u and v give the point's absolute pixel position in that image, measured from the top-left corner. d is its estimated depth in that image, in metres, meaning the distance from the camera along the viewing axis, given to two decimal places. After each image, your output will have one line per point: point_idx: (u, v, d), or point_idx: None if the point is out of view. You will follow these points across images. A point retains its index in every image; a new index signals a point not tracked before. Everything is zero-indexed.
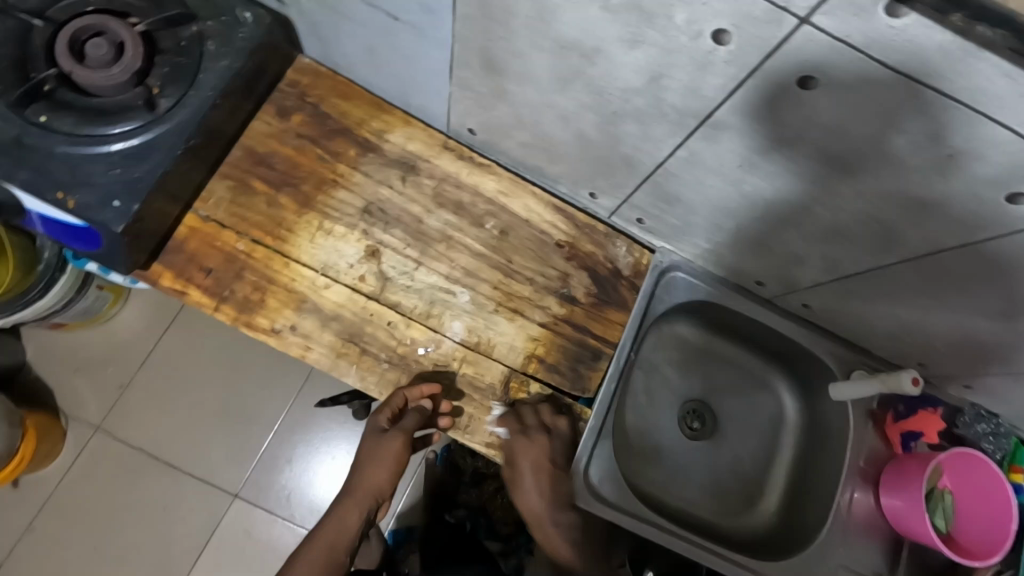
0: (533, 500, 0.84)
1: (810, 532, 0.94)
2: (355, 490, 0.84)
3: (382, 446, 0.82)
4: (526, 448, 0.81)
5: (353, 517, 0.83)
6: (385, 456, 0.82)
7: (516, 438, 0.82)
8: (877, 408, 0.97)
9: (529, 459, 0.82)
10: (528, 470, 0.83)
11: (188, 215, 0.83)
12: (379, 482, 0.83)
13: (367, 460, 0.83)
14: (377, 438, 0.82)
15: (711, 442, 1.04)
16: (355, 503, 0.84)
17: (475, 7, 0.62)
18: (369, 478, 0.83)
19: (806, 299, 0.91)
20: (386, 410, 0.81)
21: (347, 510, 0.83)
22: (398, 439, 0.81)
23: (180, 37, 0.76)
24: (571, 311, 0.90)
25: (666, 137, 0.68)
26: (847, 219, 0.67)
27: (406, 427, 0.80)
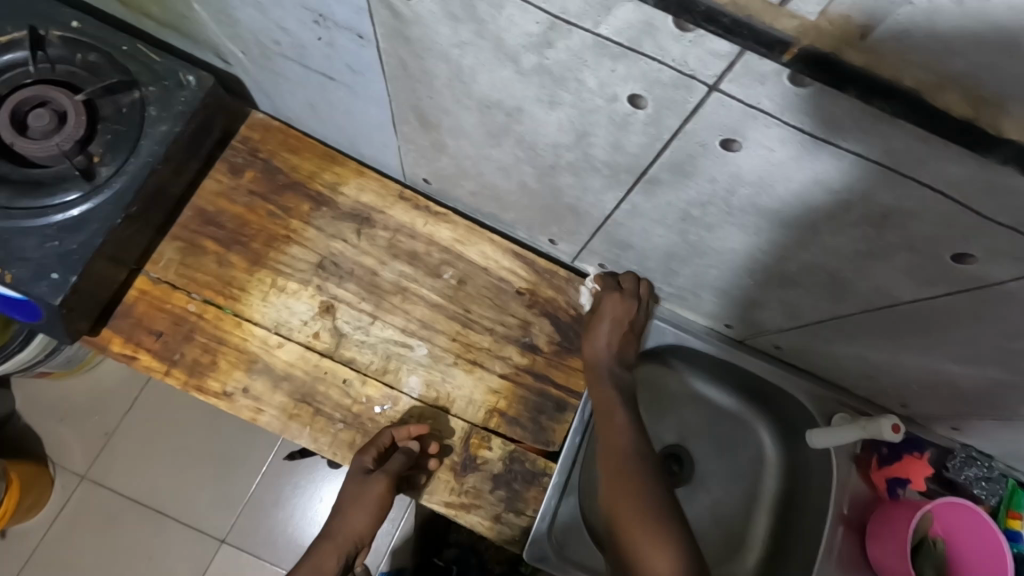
0: (601, 345, 0.84)
1: None
2: (337, 535, 0.79)
3: (363, 487, 0.77)
4: (617, 298, 0.86)
5: (331, 563, 0.77)
6: (368, 497, 0.77)
7: (604, 292, 0.87)
8: (860, 451, 0.92)
9: (610, 310, 0.86)
10: (607, 321, 0.85)
11: (136, 278, 0.82)
12: (359, 527, 0.79)
13: (351, 500, 0.78)
14: (361, 478, 0.77)
15: (690, 488, 1.00)
16: (334, 548, 0.78)
17: (399, 67, 0.61)
18: (350, 524, 0.79)
19: (776, 340, 0.87)
20: (371, 449, 0.78)
21: (324, 557, 0.77)
22: (383, 480, 0.77)
23: (122, 103, 0.75)
24: (532, 361, 0.88)
25: (607, 190, 0.66)
26: (796, 268, 0.64)
27: (390, 468, 0.77)
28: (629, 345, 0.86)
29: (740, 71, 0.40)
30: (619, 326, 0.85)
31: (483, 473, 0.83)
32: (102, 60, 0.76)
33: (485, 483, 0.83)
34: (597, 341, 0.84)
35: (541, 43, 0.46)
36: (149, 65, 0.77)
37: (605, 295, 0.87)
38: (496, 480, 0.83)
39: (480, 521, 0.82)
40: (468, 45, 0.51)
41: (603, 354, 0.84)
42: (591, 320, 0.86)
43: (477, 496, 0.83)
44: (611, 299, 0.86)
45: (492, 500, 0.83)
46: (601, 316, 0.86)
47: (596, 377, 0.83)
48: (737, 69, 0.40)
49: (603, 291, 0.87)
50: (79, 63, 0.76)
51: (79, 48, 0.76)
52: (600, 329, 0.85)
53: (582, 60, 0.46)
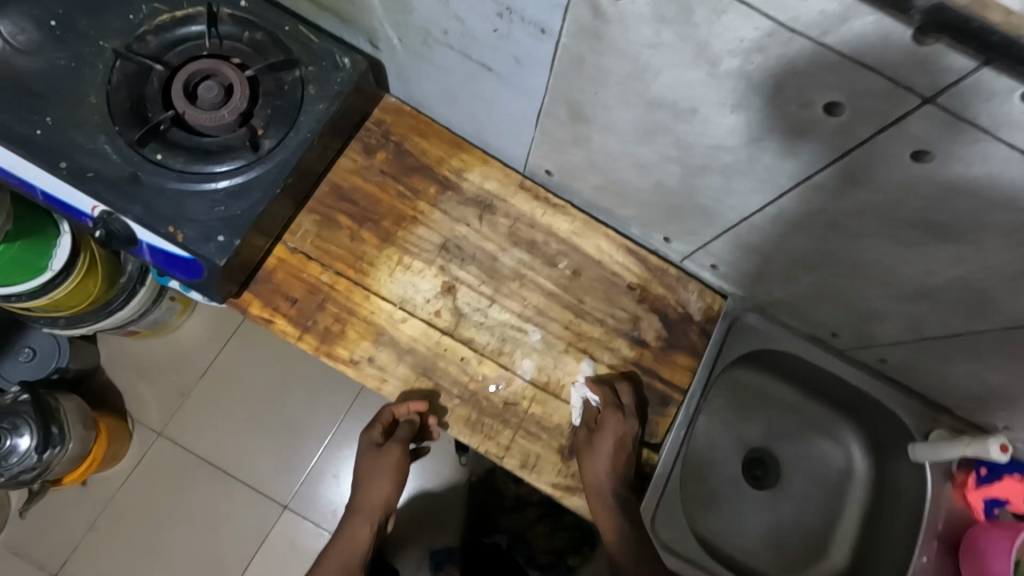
0: (601, 466, 0.82)
1: None
2: (364, 506, 0.91)
3: (380, 458, 0.90)
4: (618, 418, 0.84)
5: (364, 531, 0.90)
6: (385, 467, 0.89)
7: (607, 411, 0.84)
8: (957, 469, 0.93)
9: (612, 431, 0.83)
10: (610, 441, 0.83)
11: (277, 247, 0.86)
12: (381, 495, 0.90)
13: (370, 474, 0.90)
14: (375, 451, 0.90)
15: (774, 492, 1.02)
16: (364, 518, 0.91)
17: (571, 63, 0.64)
18: (373, 493, 0.90)
19: (885, 354, 0.88)
20: (376, 425, 0.89)
21: (359, 527, 0.90)
22: (395, 450, 0.89)
23: (283, 80, 0.80)
24: (640, 354, 0.90)
25: (753, 194, 0.68)
26: (941, 283, 0.65)
27: (400, 437, 0.88)
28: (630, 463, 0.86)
29: (968, 86, 0.42)
30: (620, 449, 0.84)
31: None
32: (268, 39, 0.80)
33: None
34: (595, 466, 0.82)
35: (751, 48, 0.48)
36: (310, 47, 0.81)
37: (608, 421, 0.83)
38: None
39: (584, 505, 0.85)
40: (663, 45, 0.54)
41: (601, 481, 0.82)
42: (590, 439, 0.83)
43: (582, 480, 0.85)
44: (615, 418, 0.84)
45: None
46: (603, 436, 0.83)
47: (596, 493, 0.82)
48: (964, 85, 0.42)
49: (605, 403, 0.84)
50: (246, 40, 0.80)
51: (248, 26, 0.80)
52: (601, 451, 0.83)
53: (789, 67, 0.48)
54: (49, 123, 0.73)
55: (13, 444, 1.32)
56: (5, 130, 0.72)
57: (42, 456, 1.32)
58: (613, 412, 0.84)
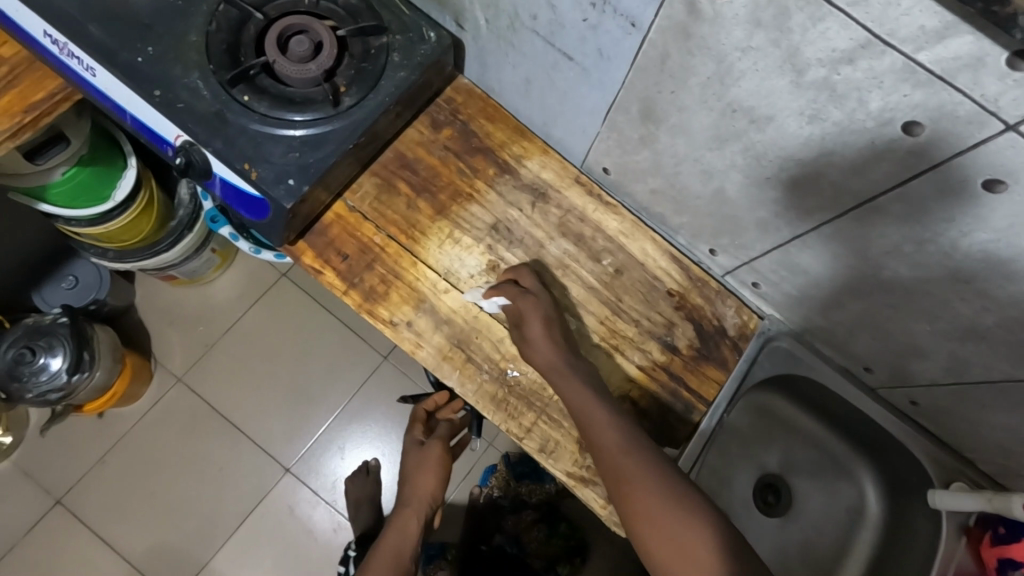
0: (546, 349, 0.81)
1: None
2: (412, 501, 0.95)
3: (423, 454, 0.98)
4: (529, 299, 0.83)
5: (413, 524, 0.93)
6: (427, 460, 0.97)
7: (517, 297, 0.83)
8: (975, 526, 0.91)
9: (531, 313, 0.82)
10: (536, 320, 0.82)
11: (336, 203, 0.90)
12: (428, 488, 0.96)
13: (416, 471, 0.97)
14: (417, 448, 0.99)
15: (784, 521, 1.06)
16: (414, 512, 0.94)
17: (655, 59, 0.66)
18: (421, 487, 0.96)
19: (917, 396, 0.88)
20: (416, 423, 1.02)
21: (408, 518, 0.93)
22: (437, 445, 0.98)
23: (370, 45, 0.84)
24: (670, 359, 0.91)
25: (813, 210, 0.70)
26: (992, 322, 0.66)
27: (440, 434, 1.00)
28: (564, 333, 0.84)
29: None
30: (549, 324, 0.82)
31: None
32: (362, 6, 0.84)
33: None
34: (538, 353, 0.81)
35: (841, 59, 0.50)
36: (400, 18, 0.85)
37: (519, 300, 0.83)
38: None
39: (595, 498, 0.85)
40: (754, 49, 0.55)
41: (553, 359, 0.80)
42: (522, 334, 0.83)
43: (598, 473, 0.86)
44: (526, 299, 0.83)
45: None
46: (527, 320, 0.82)
47: (561, 378, 0.79)
48: None
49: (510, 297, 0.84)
50: (341, 4, 0.84)
51: None
52: (535, 336, 0.81)
53: (878, 81, 0.50)
54: (150, 52, 0.78)
55: (44, 363, 1.34)
56: (111, 55, 0.77)
57: (71, 379, 1.34)
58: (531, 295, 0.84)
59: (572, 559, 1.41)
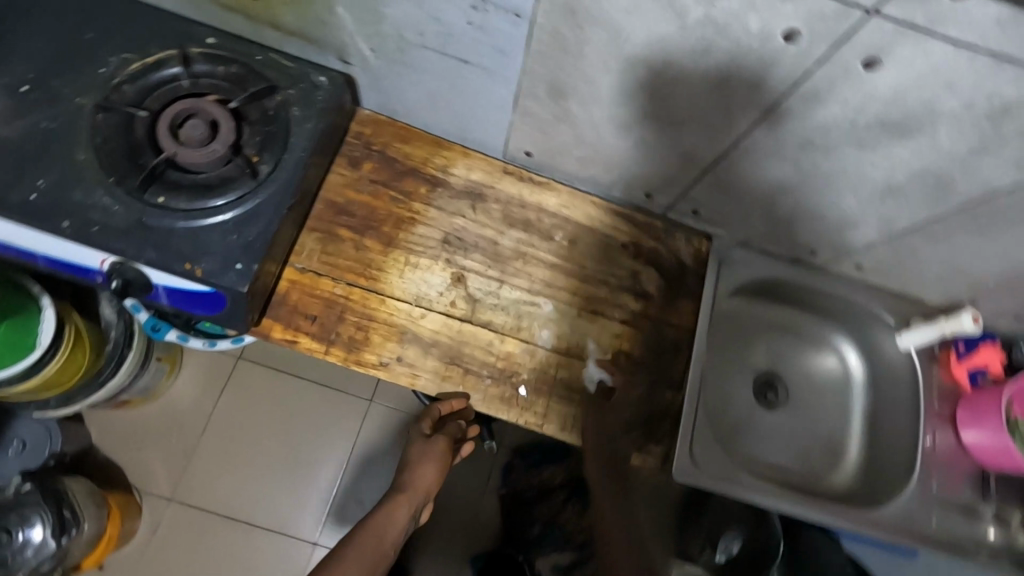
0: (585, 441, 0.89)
1: (898, 483, 0.98)
2: (407, 489, 0.93)
3: (428, 448, 0.96)
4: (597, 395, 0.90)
5: (403, 512, 0.91)
6: (428, 454, 0.96)
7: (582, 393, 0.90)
8: (938, 351, 1.05)
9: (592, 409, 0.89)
10: (590, 417, 0.89)
11: (286, 270, 0.88)
12: (427, 482, 0.95)
13: (417, 461, 0.95)
14: (422, 441, 0.96)
15: (790, 409, 1.07)
16: (405, 501, 0.92)
17: (549, 40, 0.69)
18: (420, 476, 0.95)
19: (860, 259, 0.97)
20: (427, 419, 0.95)
21: (398, 505, 0.92)
22: (442, 440, 0.96)
23: (267, 107, 0.83)
24: (646, 305, 0.96)
25: (729, 131, 0.75)
26: (905, 177, 0.75)
27: (448, 433, 0.96)
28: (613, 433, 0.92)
29: None
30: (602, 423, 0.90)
31: None
32: (246, 72, 0.83)
33: (622, 418, 0.92)
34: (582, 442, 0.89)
35: None
36: (287, 73, 0.85)
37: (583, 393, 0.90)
38: (632, 415, 0.92)
39: (627, 451, 0.91)
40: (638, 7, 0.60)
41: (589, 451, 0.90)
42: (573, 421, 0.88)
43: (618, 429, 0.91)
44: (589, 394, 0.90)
45: (632, 431, 0.92)
46: (585, 416, 0.89)
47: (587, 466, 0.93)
48: None
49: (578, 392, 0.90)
50: (222, 76, 0.83)
51: (221, 62, 0.83)
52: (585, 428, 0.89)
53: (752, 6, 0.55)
54: (43, 185, 0.73)
55: (25, 538, 1.23)
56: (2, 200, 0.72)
57: (60, 542, 1.25)
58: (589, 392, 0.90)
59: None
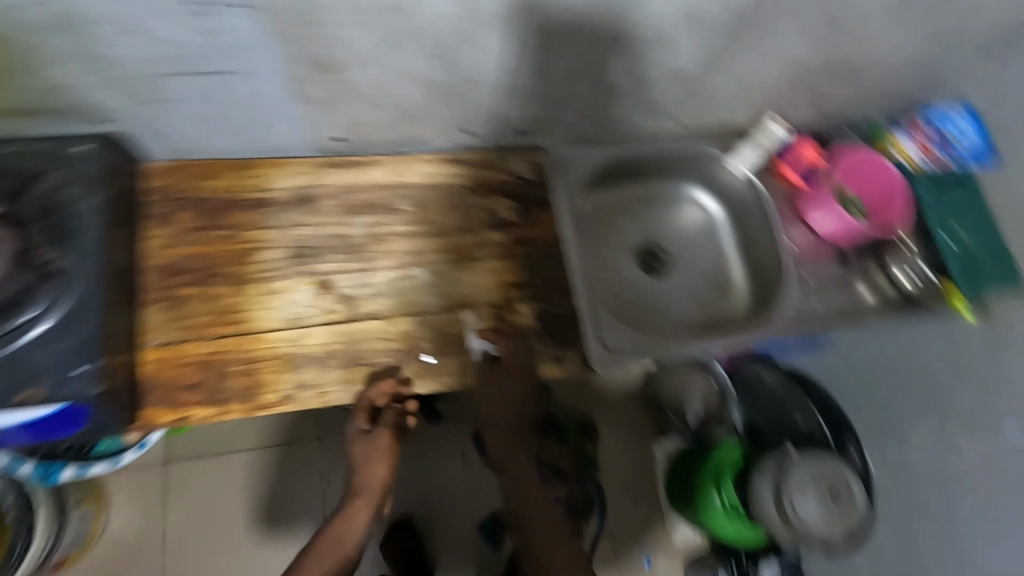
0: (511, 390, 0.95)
1: (779, 285, 1.10)
2: (362, 491, 0.90)
3: (371, 445, 0.91)
4: (510, 342, 0.94)
5: (362, 515, 0.89)
6: (378, 450, 0.91)
7: (503, 344, 0.94)
8: (771, 164, 1.14)
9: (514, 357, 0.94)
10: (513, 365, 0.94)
11: (143, 352, 0.84)
12: (381, 474, 0.91)
13: (368, 462, 0.91)
14: (364, 438, 0.91)
15: (678, 268, 1.15)
16: (365, 502, 0.90)
17: (282, 22, 0.67)
18: (374, 473, 0.91)
19: (672, 109, 1.04)
20: (360, 413, 0.89)
21: (357, 509, 0.89)
22: (385, 433, 0.91)
23: (33, 201, 0.76)
24: (508, 231, 1.00)
25: (497, 42, 0.77)
26: (663, 22, 0.80)
27: (386, 424, 0.90)
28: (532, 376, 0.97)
29: None
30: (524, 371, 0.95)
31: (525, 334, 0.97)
32: None
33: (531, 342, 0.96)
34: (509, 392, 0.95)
35: None
36: (38, 157, 0.78)
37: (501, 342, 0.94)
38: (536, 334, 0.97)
39: (546, 367, 0.97)
40: None
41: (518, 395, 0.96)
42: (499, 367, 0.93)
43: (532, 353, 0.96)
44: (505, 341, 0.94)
45: (544, 348, 0.97)
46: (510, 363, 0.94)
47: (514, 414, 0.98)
48: None
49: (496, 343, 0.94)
50: None
51: None
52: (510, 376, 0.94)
53: None
54: None
55: None
56: None
57: None
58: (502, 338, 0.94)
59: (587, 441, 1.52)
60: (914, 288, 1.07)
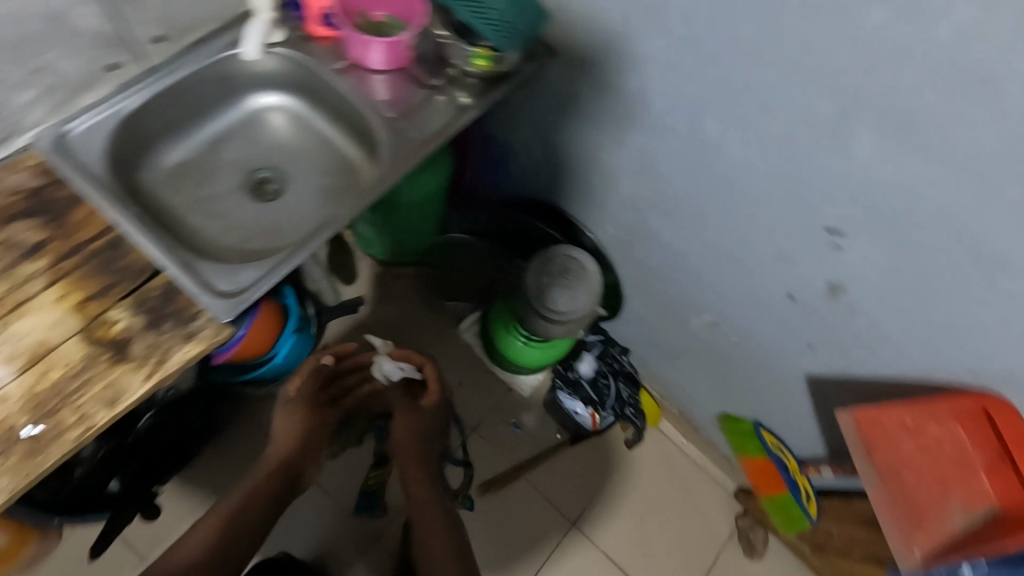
0: (433, 395, 1.47)
1: (368, 129, 1.08)
2: (276, 451, 1.35)
3: (295, 415, 1.38)
4: (431, 366, 1.47)
5: (260, 485, 1.30)
6: (295, 420, 1.38)
7: (427, 364, 1.47)
8: (298, 27, 1.08)
9: (432, 374, 1.47)
10: (432, 376, 1.47)
11: None
12: (287, 444, 1.36)
13: (283, 431, 1.37)
14: (286, 407, 1.40)
15: (287, 174, 1.12)
16: (270, 471, 1.32)
17: None
18: (284, 441, 1.36)
19: (134, 29, 0.94)
20: (297, 380, 1.41)
21: (261, 481, 1.30)
22: (302, 409, 1.39)
23: None
24: (49, 251, 0.90)
25: None
26: None
27: (307, 402, 1.41)
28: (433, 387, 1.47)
29: None
30: (437, 381, 1.47)
31: (134, 337, 0.88)
32: None
33: (147, 341, 0.88)
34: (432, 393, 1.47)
35: None
36: None
37: (426, 367, 1.46)
38: (146, 330, 0.88)
39: (184, 353, 0.88)
40: None
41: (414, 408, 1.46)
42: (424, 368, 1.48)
43: (155, 349, 0.87)
44: (429, 367, 1.47)
45: (165, 338, 0.88)
46: (427, 373, 1.47)
47: (406, 412, 1.46)
48: None
49: (424, 364, 1.48)
50: None
51: None
52: (432, 386, 1.47)
53: None
54: None
55: None
56: None
57: None
58: (426, 363, 1.48)
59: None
60: (474, 66, 1.05)
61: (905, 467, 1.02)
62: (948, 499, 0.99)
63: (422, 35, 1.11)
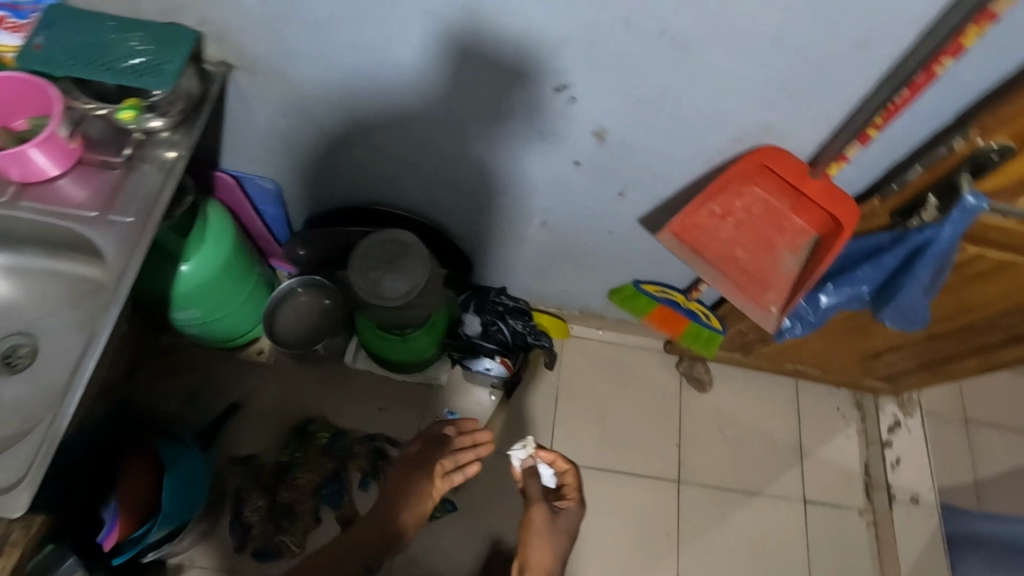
0: (539, 488, 1.38)
1: (69, 241, 0.99)
2: (387, 506, 1.34)
3: (403, 470, 1.38)
4: (552, 454, 1.40)
5: (369, 548, 1.32)
6: (409, 474, 1.36)
7: (547, 455, 1.40)
8: None
9: (557, 457, 1.40)
10: (553, 462, 1.40)
11: None
12: (399, 518, 1.33)
13: (399, 489, 1.35)
14: (401, 462, 1.40)
15: (26, 330, 1.04)
16: (383, 528, 1.33)
17: None
18: (393, 507, 1.34)
19: None
20: (421, 442, 1.42)
21: (368, 537, 1.33)
22: (423, 464, 1.37)
23: None
24: None
25: None
26: None
27: (423, 463, 1.37)
28: (562, 470, 1.40)
29: None
30: (568, 464, 1.40)
31: None
32: None
33: None
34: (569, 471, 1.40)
35: None
36: None
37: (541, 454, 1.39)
38: None
39: None
40: None
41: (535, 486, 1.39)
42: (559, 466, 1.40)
43: None
44: (546, 454, 1.40)
45: None
46: (557, 463, 1.40)
47: (528, 479, 1.40)
48: None
49: (541, 454, 1.39)
50: None
51: None
52: (564, 466, 1.40)
53: None
54: None
55: None
56: None
57: None
58: (546, 455, 1.40)
59: (314, 441, 1.72)
60: (135, 121, 1.00)
61: (732, 249, 1.09)
62: (777, 252, 1.08)
63: (82, 121, 0.99)
